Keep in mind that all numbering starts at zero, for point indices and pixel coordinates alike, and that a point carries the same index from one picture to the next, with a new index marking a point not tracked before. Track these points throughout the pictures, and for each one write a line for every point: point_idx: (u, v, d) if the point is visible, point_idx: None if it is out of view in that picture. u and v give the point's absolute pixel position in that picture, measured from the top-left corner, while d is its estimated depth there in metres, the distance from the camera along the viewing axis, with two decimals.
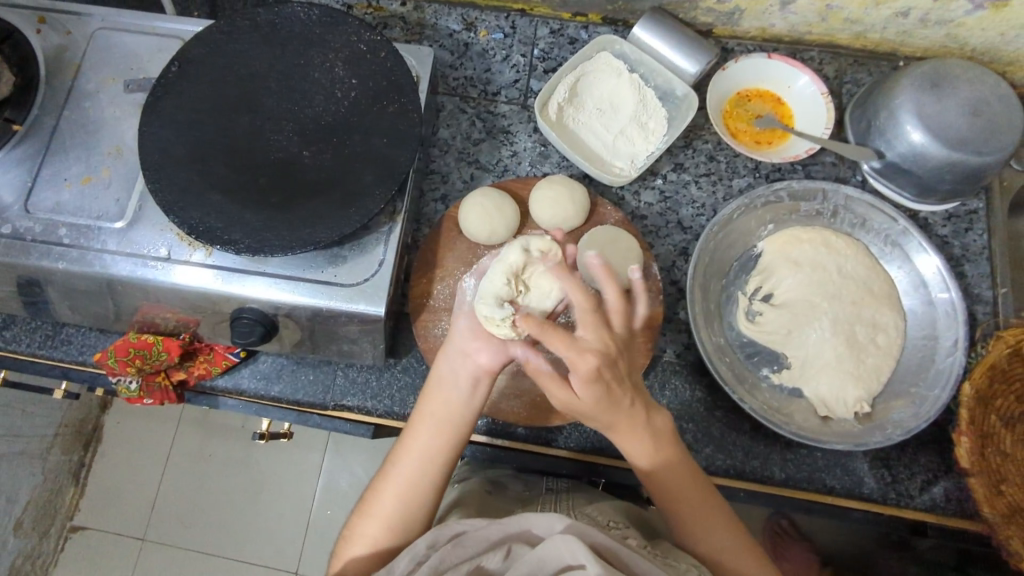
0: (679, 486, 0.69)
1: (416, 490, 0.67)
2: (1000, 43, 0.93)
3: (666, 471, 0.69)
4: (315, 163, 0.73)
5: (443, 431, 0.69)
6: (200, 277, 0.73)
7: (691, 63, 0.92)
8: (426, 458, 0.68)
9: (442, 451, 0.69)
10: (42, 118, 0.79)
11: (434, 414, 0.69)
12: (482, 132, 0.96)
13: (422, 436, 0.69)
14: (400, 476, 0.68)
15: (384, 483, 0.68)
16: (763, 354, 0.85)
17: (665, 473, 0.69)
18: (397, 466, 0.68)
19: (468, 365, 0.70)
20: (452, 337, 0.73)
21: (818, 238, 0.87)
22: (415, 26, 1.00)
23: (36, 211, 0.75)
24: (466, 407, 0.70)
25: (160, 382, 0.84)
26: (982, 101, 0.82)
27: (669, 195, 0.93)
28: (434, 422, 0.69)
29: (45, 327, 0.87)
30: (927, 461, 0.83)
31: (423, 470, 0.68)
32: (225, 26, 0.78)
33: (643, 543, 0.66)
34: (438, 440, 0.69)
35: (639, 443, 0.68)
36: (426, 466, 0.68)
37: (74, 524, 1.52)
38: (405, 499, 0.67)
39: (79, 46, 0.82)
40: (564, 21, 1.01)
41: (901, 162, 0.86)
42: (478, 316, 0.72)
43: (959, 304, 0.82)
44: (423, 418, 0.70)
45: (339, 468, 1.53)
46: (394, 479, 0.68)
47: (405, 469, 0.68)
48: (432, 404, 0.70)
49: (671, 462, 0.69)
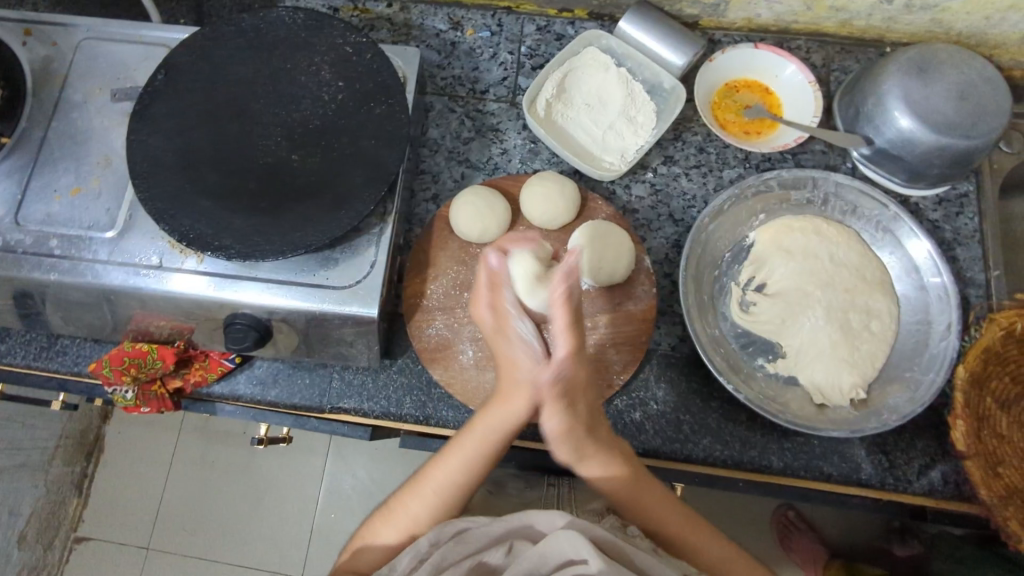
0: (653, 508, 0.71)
1: (445, 501, 0.68)
2: (986, 26, 0.93)
3: (643, 494, 0.71)
4: (303, 166, 0.73)
5: (489, 447, 0.68)
6: (192, 284, 0.73)
7: (678, 56, 0.92)
8: (467, 472, 0.68)
9: (483, 466, 0.69)
10: (30, 131, 0.79)
11: (486, 432, 0.68)
12: (472, 130, 0.95)
13: (465, 451, 0.68)
14: (434, 487, 0.69)
15: (410, 493, 0.69)
16: (758, 345, 0.85)
17: (633, 494, 0.71)
18: (435, 476, 0.69)
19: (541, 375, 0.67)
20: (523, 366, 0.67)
21: (809, 226, 0.87)
22: (402, 26, 1.00)
23: (28, 223, 0.75)
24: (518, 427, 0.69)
25: (156, 390, 0.84)
26: (968, 85, 0.82)
27: (659, 188, 0.93)
28: (482, 436, 0.68)
29: (40, 339, 0.87)
30: (924, 446, 0.83)
31: (459, 484, 0.69)
32: (210, 33, 0.78)
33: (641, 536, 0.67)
34: (483, 457, 0.69)
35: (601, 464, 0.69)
36: (460, 478, 0.69)
37: (78, 535, 1.52)
38: (432, 507, 0.68)
39: (66, 57, 0.82)
40: (550, 18, 1.01)
41: (890, 148, 0.86)
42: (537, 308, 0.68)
43: (951, 288, 0.82)
44: (472, 434, 0.69)
45: (341, 471, 1.53)
46: (426, 486, 0.69)
47: (440, 479, 0.69)
48: (484, 417, 0.69)
49: (638, 485, 0.71)
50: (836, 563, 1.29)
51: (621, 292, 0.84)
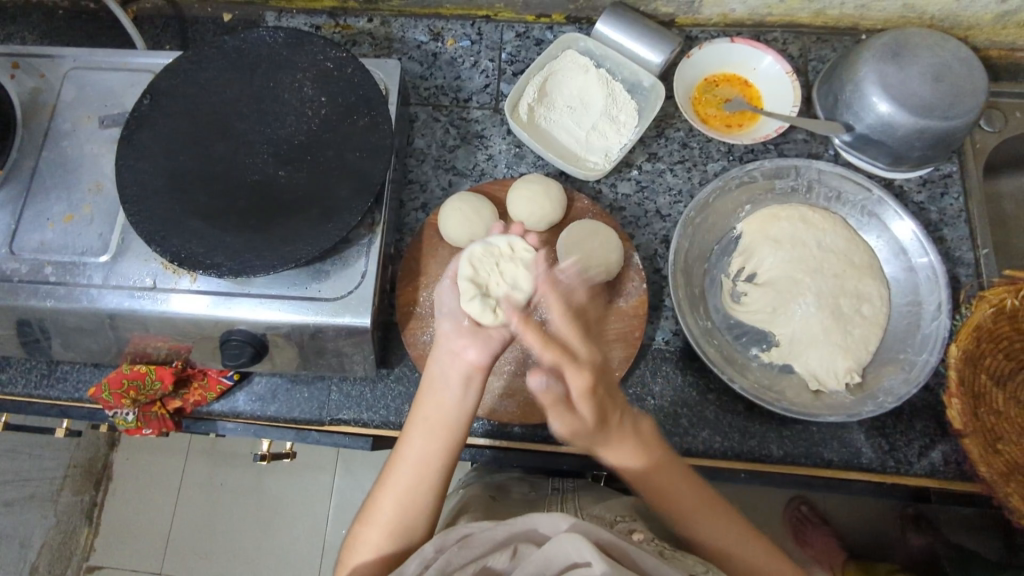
0: (672, 497, 0.69)
1: (413, 499, 0.67)
2: (957, 9, 0.94)
3: (665, 486, 0.69)
4: (290, 181, 0.74)
5: (437, 433, 0.69)
6: (189, 304, 0.74)
7: (656, 54, 0.93)
8: (432, 449, 0.68)
9: (438, 455, 0.68)
10: (22, 162, 0.80)
11: (428, 415, 0.70)
12: (457, 138, 0.97)
13: (420, 442, 0.69)
14: (399, 475, 0.68)
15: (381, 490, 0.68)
16: (751, 334, 0.85)
17: (650, 480, 0.69)
18: (402, 455, 0.69)
19: (458, 362, 0.71)
20: (440, 340, 0.74)
21: (795, 214, 0.88)
22: (384, 40, 1.02)
23: (22, 252, 0.76)
24: (459, 408, 0.70)
25: (157, 411, 0.85)
26: (943, 66, 0.83)
27: (645, 185, 0.94)
28: (432, 422, 0.69)
29: (40, 366, 0.88)
30: (923, 427, 0.82)
31: (421, 481, 0.67)
32: (194, 56, 0.80)
33: (649, 539, 0.66)
34: (437, 444, 0.69)
35: (623, 443, 0.68)
36: (419, 470, 0.68)
37: (90, 565, 1.52)
38: (402, 504, 0.67)
39: (54, 88, 0.84)
40: (529, 24, 1.03)
41: (870, 133, 0.86)
42: (465, 314, 0.74)
43: (939, 266, 0.83)
44: (417, 418, 0.70)
45: (349, 485, 1.53)
46: (394, 480, 0.68)
47: (403, 470, 0.68)
48: (429, 405, 0.70)
49: (662, 472, 0.69)
50: (852, 569, 1.23)
51: (613, 289, 0.85)
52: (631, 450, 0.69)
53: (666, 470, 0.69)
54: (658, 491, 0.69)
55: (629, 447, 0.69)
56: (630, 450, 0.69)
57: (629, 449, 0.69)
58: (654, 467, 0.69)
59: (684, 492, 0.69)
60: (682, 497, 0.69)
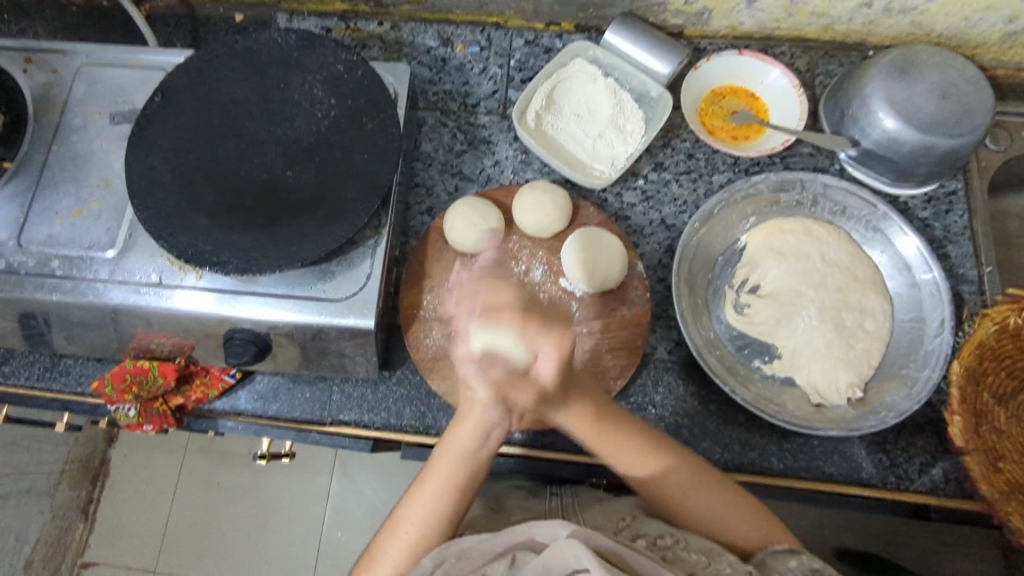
0: (683, 490, 0.71)
1: (437, 517, 0.67)
2: (965, 27, 0.94)
3: (677, 483, 0.71)
4: (298, 182, 0.75)
5: (460, 468, 0.69)
6: (194, 301, 0.74)
7: (663, 65, 0.94)
8: (450, 484, 0.68)
9: (455, 481, 0.68)
10: (32, 155, 0.81)
11: (460, 443, 0.69)
12: (464, 143, 0.97)
13: (444, 468, 0.69)
14: (414, 515, 0.67)
15: (390, 535, 0.67)
16: (753, 346, 0.85)
17: (662, 478, 0.71)
18: (423, 486, 0.69)
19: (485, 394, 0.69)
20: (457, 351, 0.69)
21: (800, 228, 0.88)
22: (394, 44, 1.02)
23: (30, 245, 0.76)
24: (478, 451, 0.69)
25: (158, 407, 0.84)
26: (949, 84, 0.83)
27: (651, 195, 0.94)
28: (450, 457, 0.69)
29: (44, 359, 0.88)
30: (924, 444, 0.82)
31: (450, 495, 0.68)
32: (206, 56, 0.80)
33: (652, 541, 0.67)
34: (460, 473, 0.69)
35: (632, 450, 0.71)
36: (437, 498, 0.68)
37: (85, 560, 1.51)
38: (421, 529, 0.67)
39: (66, 83, 0.84)
40: (539, 31, 1.03)
41: (876, 148, 0.87)
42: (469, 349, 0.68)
43: (943, 282, 0.83)
44: (445, 447, 0.70)
45: (346, 488, 1.53)
46: (413, 510, 0.68)
47: (421, 501, 0.68)
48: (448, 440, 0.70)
49: (670, 469, 0.71)
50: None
51: (615, 298, 0.85)
52: (640, 454, 0.71)
53: (670, 465, 0.72)
54: (669, 492, 0.71)
55: (585, 413, 0.71)
56: (635, 454, 0.71)
57: (580, 414, 0.71)
58: (680, 473, 0.71)
59: (695, 493, 0.71)
60: (691, 491, 0.71)
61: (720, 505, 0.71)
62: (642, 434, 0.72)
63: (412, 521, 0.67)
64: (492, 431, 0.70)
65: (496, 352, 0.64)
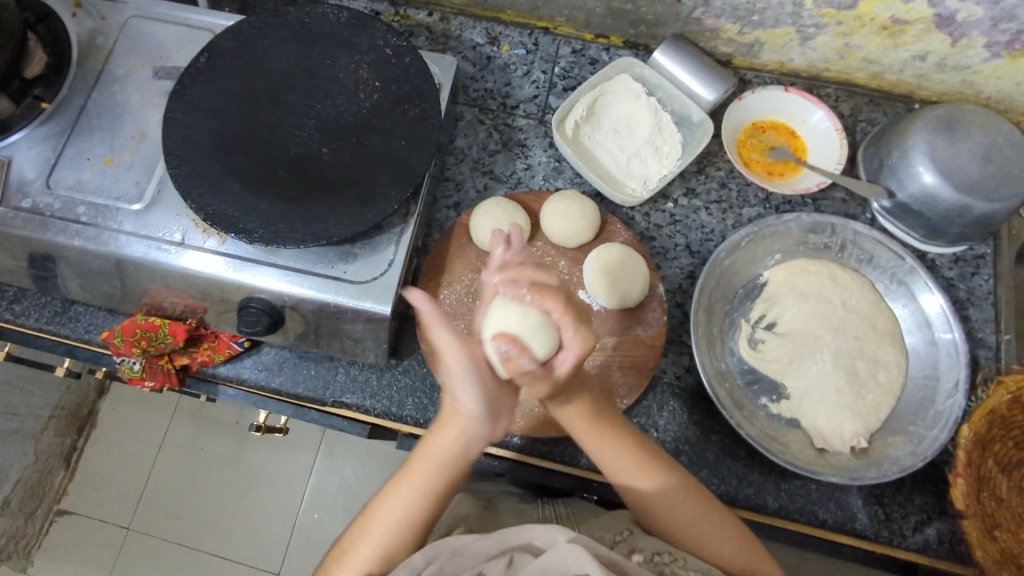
0: (684, 515, 0.71)
1: (409, 520, 0.67)
2: (1015, 93, 0.94)
3: (679, 509, 0.71)
4: (333, 161, 0.75)
5: (440, 473, 0.68)
6: (212, 264, 0.74)
7: (709, 91, 0.94)
8: (428, 489, 0.68)
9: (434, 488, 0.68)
10: (72, 99, 0.81)
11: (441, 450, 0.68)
12: (498, 143, 0.97)
13: (421, 467, 0.68)
14: (381, 522, 0.68)
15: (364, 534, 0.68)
16: (763, 383, 0.85)
17: (663, 503, 0.71)
18: (399, 491, 0.69)
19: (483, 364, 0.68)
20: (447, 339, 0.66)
21: (824, 271, 0.88)
22: (440, 36, 1.02)
23: (58, 187, 0.76)
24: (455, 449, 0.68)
25: (163, 365, 0.84)
26: (994, 147, 0.83)
27: (679, 219, 0.94)
28: (428, 458, 0.69)
29: (54, 304, 0.88)
30: (921, 502, 0.82)
31: (426, 499, 0.68)
32: (257, 22, 0.80)
33: (649, 556, 0.68)
34: (443, 474, 0.68)
35: (636, 470, 0.72)
36: (411, 500, 0.68)
37: (61, 507, 1.51)
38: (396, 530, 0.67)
39: (113, 33, 0.84)
40: (587, 42, 1.03)
41: (911, 202, 0.87)
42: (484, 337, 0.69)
43: (962, 345, 0.82)
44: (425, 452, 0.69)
45: (332, 470, 1.52)
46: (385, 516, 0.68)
47: (395, 507, 0.68)
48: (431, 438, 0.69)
49: (669, 491, 0.71)
50: None
51: (632, 317, 0.84)
52: (641, 474, 0.72)
53: (674, 489, 0.72)
54: (666, 513, 0.71)
55: (586, 414, 0.71)
56: (640, 468, 0.72)
57: (581, 413, 0.71)
58: (682, 497, 0.71)
59: (697, 521, 0.71)
60: (691, 517, 0.71)
61: (720, 537, 0.70)
62: (649, 453, 0.73)
63: (385, 521, 0.67)
64: (487, 409, 0.68)
65: (521, 343, 0.66)
